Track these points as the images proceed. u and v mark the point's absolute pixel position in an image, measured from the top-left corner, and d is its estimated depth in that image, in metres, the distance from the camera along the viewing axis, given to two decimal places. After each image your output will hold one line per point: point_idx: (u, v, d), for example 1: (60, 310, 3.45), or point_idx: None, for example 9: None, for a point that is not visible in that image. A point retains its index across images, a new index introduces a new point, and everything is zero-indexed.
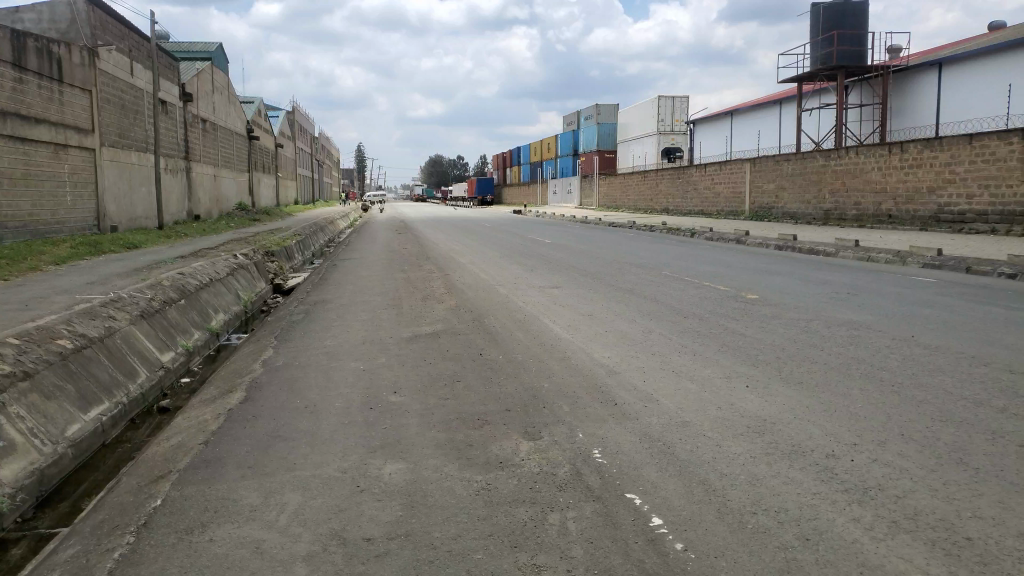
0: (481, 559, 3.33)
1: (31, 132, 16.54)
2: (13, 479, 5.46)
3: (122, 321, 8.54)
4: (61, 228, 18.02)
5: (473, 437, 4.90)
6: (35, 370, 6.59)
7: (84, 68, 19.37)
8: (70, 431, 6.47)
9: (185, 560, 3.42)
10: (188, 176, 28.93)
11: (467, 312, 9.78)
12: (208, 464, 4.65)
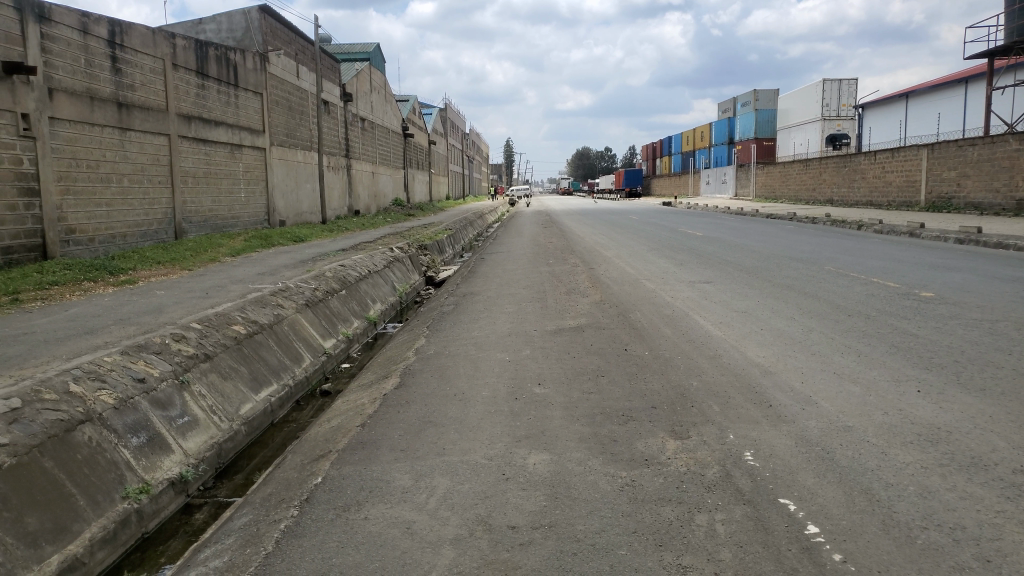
0: (626, 555, 3.29)
1: (211, 133, 18.11)
2: (196, 451, 6.12)
3: (290, 309, 9.19)
4: (236, 223, 19.64)
5: (619, 432, 4.84)
6: (214, 353, 7.24)
7: (256, 73, 20.95)
8: (244, 409, 7.05)
9: (342, 536, 3.61)
10: (349, 173, 30.62)
11: (613, 306, 9.69)
12: (364, 445, 4.89)
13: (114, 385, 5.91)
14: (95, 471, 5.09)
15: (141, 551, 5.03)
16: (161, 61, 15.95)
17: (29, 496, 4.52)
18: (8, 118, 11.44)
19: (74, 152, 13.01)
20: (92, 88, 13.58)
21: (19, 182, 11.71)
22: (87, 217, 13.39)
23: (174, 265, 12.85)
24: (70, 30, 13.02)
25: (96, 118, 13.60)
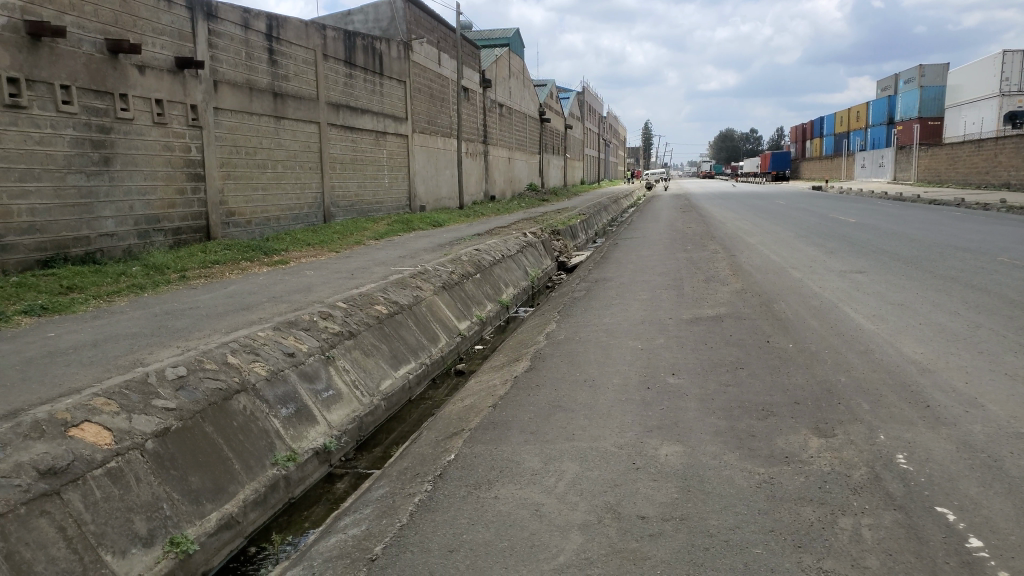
0: (761, 554, 3.13)
1: (358, 121, 18.95)
2: (339, 423, 6.45)
3: (428, 291, 9.48)
4: (380, 207, 20.47)
5: (757, 428, 4.63)
6: (357, 330, 7.60)
7: (401, 62, 21.68)
8: (383, 385, 7.35)
9: (473, 513, 3.67)
10: (486, 158, 31.17)
11: (755, 296, 9.28)
12: (496, 425, 4.95)
13: (267, 358, 6.34)
14: (249, 437, 5.49)
15: (288, 515, 5.38)
16: (313, 52, 16.81)
17: (192, 457, 4.96)
18: (179, 109, 12.48)
19: (235, 140, 14.01)
20: (252, 79, 14.54)
21: (188, 169, 12.75)
22: (246, 201, 14.39)
23: (323, 247, 13.58)
24: (233, 26, 13.97)
25: (254, 108, 14.55)
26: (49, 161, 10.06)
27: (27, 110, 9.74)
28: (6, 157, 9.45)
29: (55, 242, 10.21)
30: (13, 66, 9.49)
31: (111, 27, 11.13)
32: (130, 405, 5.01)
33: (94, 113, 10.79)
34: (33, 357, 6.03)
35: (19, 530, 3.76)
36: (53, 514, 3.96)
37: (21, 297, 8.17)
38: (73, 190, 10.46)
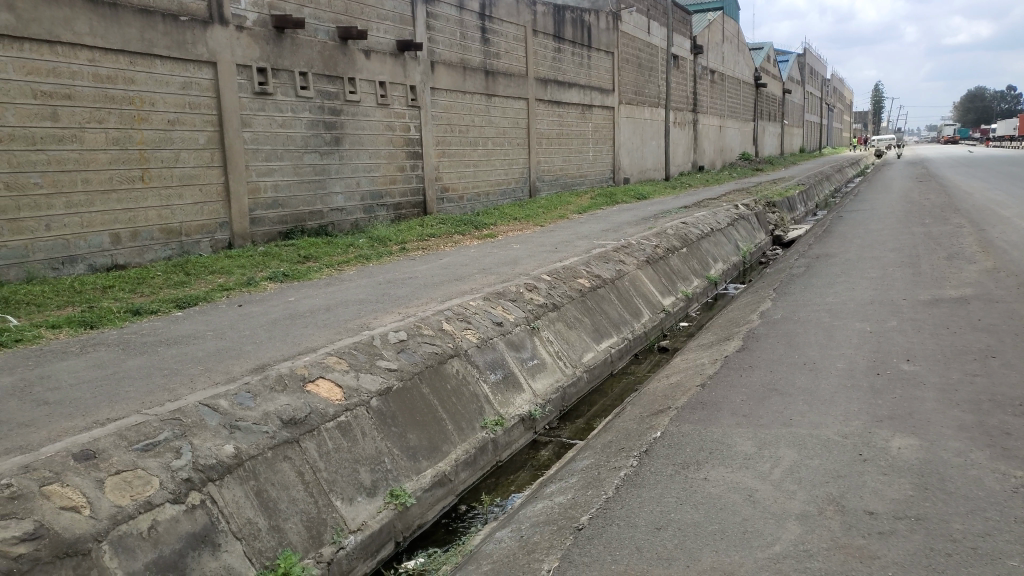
0: (1019, 568, 2.75)
1: (565, 94, 19.07)
2: (543, 392, 6.58)
3: (632, 265, 9.37)
4: (584, 180, 20.51)
5: (1013, 425, 4.06)
6: (562, 303, 7.68)
7: (609, 32, 21.47)
8: (586, 357, 7.38)
9: (681, 492, 3.57)
10: (695, 128, 30.13)
11: (1011, 277, 8.14)
12: (705, 405, 4.77)
13: (478, 326, 6.59)
14: (460, 400, 5.80)
15: (496, 477, 5.64)
16: (524, 28, 17.10)
17: (410, 416, 5.34)
18: (399, 90, 13.28)
19: (449, 119, 14.67)
20: (465, 58, 15.09)
21: (408, 147, 13.55)
22: (458, 177, 15.04)
23: (528, 221, 13.89)
24: (449, 7, 14.55)
25: (468, 86, 15.12)
26: (290, 142, 11.13)
27: (272, 96, 10.83)
28: (255, 139, 10.60)
29: (295, 216, 11.31)
30: (261, 57, 10.58)
31: (342, 16, 12.02)
32: (358, 365, 5.44)
33: (327, 97, 11.78)
34: (276, 318, 6.73)
35: (266, 471, 4.29)
36: (293, 459, 4.46)
37: (267, 265, 9.17)
38: (309, 169, 11.51)
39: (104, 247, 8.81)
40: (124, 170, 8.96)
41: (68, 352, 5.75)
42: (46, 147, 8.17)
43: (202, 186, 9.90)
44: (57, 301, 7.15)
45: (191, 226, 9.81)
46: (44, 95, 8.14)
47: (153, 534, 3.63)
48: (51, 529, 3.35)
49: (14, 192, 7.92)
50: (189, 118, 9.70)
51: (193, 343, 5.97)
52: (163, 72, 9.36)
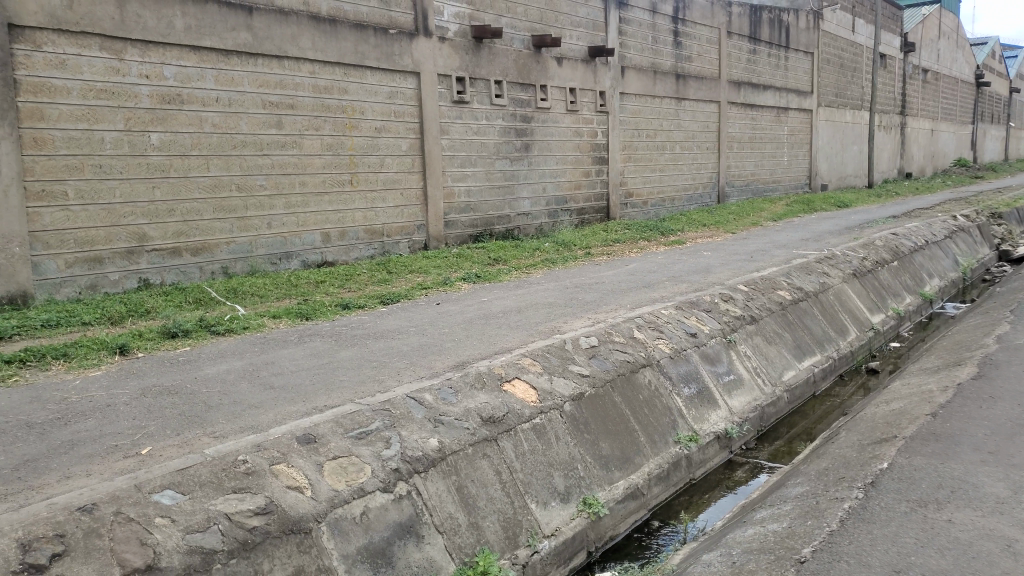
0: None
1: (759, 97, 18.27)
2: (740, 410, 6.27)
3: (837, 278, 8.73)
4: (777, 186, 19.49)
5: None
6: (760, 316, 7.29)
7: (810, 32, 20.32)
8: (787, 375, 6.95)
9: (922, 534, 3.21)
10: (903, 131, 27.77)
11: None
12: (939, 438, 4.30)
13: (671, 336, 6.38)
14: (653, 412, 5.64)
15: (689, 495, 5.44)
16: (718, 31, 16.58)
17: (603, 424, 5.26)
18: (589, 96, 13.31)
19: (637, 124, 14.50)
20: (656, 63, 14.85)
21: (595, 152, 13.54)
22: (644, 182, 14.82)
23: (719, 228, 13.37)
24: (643, 12, 14.39)
25: (657, 91, 14.88)
26: (483, 148, 11.46)
27: (469, 104, 11.20)
28: (452, 145, 11.01)
29: (484, 220, 11.63)
30: (461, 67, 10.99)
31: (538, 24, 12.22)
32: (551, 368, 5.43)
33: (520, 105, 12.02)
34: (471, 318, 6.90)
35: (467, 467, 4.37)
36: (492, 458, 4.52)
37: (460, 266, 9.46)
38: (500, 174, 11.79)
39: (316, 245, 9.49)
40: (335, 174, 9.61)
41: (289, 341, 6.22)
42: (272, 152, 8.93)
43: (402, 189, 10.42)
44: (277, 293, 7.78)
45: (392, 227, 10.35)
46: (271, 105, 8.90)
47: (365, 519, 3.80)
48: (279, 505, 3.58)
49: (243, 193, 8.73)
50: (394, 125, 10.25)
51: (396, 338, 6.25)
52: (373, 82, 9.96)
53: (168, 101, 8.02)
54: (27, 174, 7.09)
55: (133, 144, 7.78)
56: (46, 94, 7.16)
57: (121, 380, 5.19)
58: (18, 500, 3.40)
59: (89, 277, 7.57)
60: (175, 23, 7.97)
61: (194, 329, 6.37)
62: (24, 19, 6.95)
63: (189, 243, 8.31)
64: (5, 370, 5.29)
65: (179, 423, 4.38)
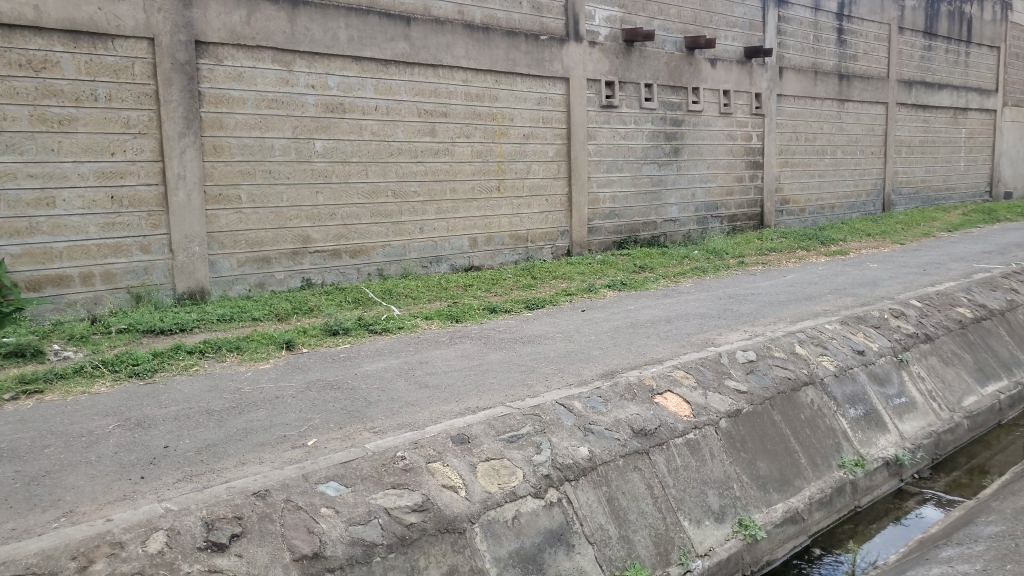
0: None
1: (933, 98, 16.94)
2: (913, 436, 5.80)
3: None
4: (951, 194, 17.96)
5: None
6: (936, 334, 6.72)
7: (995, 24, 18.61)
8: (967, 400, 6.36)
9: None
10: None
11: None
12: None
13: (836, 353, 6.00)
14: (814, 433, 5.31)
15: (854, 524, 5.04)
16: (888, 27, 15.52)
17: (761, 443, 5.00)
18: (743, 98, 12.85)
19: (795, 127, 13.83)
20: (817, 62, 14.12)
21: (748, 157, 13.03)
22: (800, 188, 14.09)
23: (884, 238, 12.47)
24: (804, 9, 13.73)
25: (818, 92, 14.12)
26: (631, 153, 11.31)
27: (618, 109, 11.10)
28: (598, 151, 10.93)
29: (629, 226, 11.46)
30: (611, 71, 10.91)
31: (691, 26, 11.93)
32: (706, 382, 5.21)
33: (670, 108, 11.78)
34: (619, 326, 6.79)
35: (617, 479, 4.26)
36: (643, 471, 4.39)
37: (605, 273, 9.36)
38: (647, 180, 11.59)
39: (464, 249, 9.70)
40: (484, 180, 9.79)
41: (439, 341, 6.36)
42: (425, 159, 9.21)
43: (548, 195, 10.46)
44: (428, 295, 8.00)
45: (537, 233, 10.40)
46: (425, 113, 9.18)
47: (517, 523, 3.78)
48: (435, 504, 3.62)
49: (399, 199, 9.06)
50: (542, 131, 10.31)
51: (544, 343, 6.24)
52: (523, 89, 10.06)
53: (332, 110, 8.44)
54: (207, 179, 7.67)
55: (300, 151, 8.25)
56: (225, 105, 7.71)
57: (288, 373, 5.49)
58: (201, 481, 3.63)
59: (258, 276, 8.09)
60: (339, 35, 8.37)
61: (353, 327, 6.65)
62: (208, 36, 7.52)
63: (348, 246, 8.71)
64: (188, 359, 5.72)
65: (341, 417, 4.56)
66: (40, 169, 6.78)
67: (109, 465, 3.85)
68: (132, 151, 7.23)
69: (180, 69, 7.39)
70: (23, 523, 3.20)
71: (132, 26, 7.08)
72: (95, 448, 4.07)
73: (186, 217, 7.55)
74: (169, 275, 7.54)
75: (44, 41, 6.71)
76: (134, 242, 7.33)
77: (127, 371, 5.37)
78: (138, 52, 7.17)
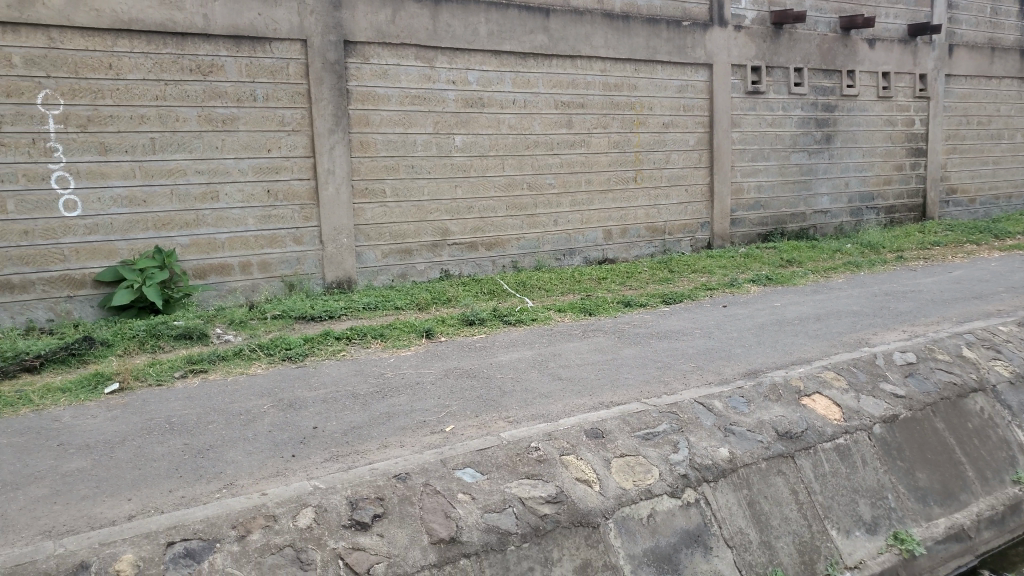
0: None
1: None
2: None
3: None
4: None
5: None
6: None
7: None
8: None
9: None
10: None
11: None
12: None
13: (1011, 357, 5.46)
14: (983, 444, 4.87)
15: None
16: None
17: (921, 452, 4.63)
18: (906, 80, 11.94)
19: (965, 110, 12.69)
20: (994, 38, 12.87)
21: (910, 144, 12.09)
22: (970, 177, 12.94)
23: None
24: None
25: (994, 71, 12.88)
26: (778, 141, 10.79)
27: (764, 95, 10.61)
28: (743, 139, 10.49)
29: (775, 218, 10.94)
30: (757, 55, 10.45)
31: (847, 4, 11.21)
32: (859, 384, 4.85)
33: (822, 93, 11.14)
34: (763, 323, 6.49)
35: (760, 482, 4.08)
36: (788, 475, 4.17)
37: (749, 267, 8.98)
38: (796, 169, 11.01)
39: (598, 242, 9.62)
40: (621, 171, 9.65)
41: (573, 334, 6.34)
42: (561, 151, 9.21)
43: (688, 186, 10.17)
44: (563, 288, 7.99)
45: (675, 225, 10.14)
46: (563, 105, 9.16)
47: (652, 522, 3.70)
48: (569, 496, 3.60)
49: (534, 191, 9.11)
50: (682, 120, 10.03)
51: (681, 339, 6.07)
52: (663, 77, 9.83)
53: (472, 104, 8.60)
54: (354, 174, 8.03)
55: (441, 146, 8.47)
56: (371, 102, 8.03)
57: (427, 361, 5.65)
58: (347, 462, 3.81)
59: (400, 267, 8.39)
60: (479, 30, 8.50)
61: (489, 317, 6.75)
62: (356, 35, 7.85)
63: (484, 238, 8.86)
64: (336, 345, 6.02)
65: (477, 406, 4.63)
66: (207, 166, 7.34)
67: (264, 442, 4.10)
68: (286, 147, 7.68)
69: (330, 69, 7.76)
70: (190, 491, 3.48)
71: (288, 29, 7.52)
72: (252, 426, 4.36)
73: (334, 210, 7.94)
74: (319, 265, 7.97)
75: (211, 47, 7.24)
76: (288, 234, 7.79)
77: (281, 355, 5.73)
78: (292, 53, 7.60)
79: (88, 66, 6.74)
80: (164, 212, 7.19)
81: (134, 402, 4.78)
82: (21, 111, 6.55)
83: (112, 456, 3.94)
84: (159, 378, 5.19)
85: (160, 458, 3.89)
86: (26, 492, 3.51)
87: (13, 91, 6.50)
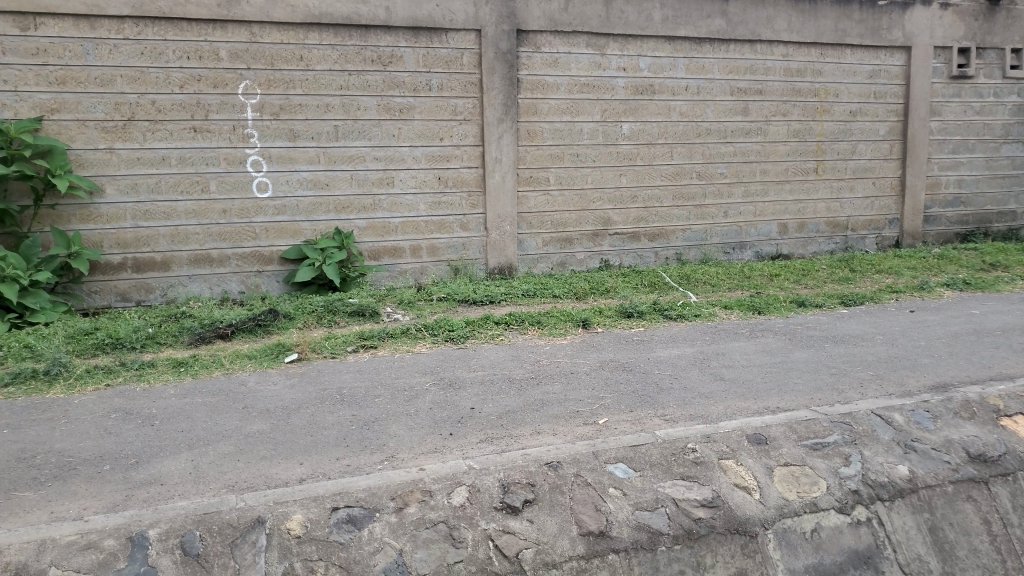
0: None
1: None
2: None
3: None
4: None
5: None
6: None
7: None
8: None
9: None
10: None
11: None
12: None
13: None
14: None
15: None
16: None
17: None
18: None
19: None
20: None
21: None
22: None
23: None
24: None
25: None
26: (985, 131, 9.70)
27: (972, 80, 9.57)
28: (943, 128, 9.53)
29: (978, 216, 9.87)
30: (966, 36, 9.44)
31: None
32: None
33: None
34: (957, 331, 5.88)
35: (945, 508, 3.70)
36: (979, 503, 3.76)
37: (944, 270, 8.16)
38: (1006, 161, 9.85)
39: (771, 236, 9.14)
40: (800, 162, 9.09)
41: (739, 333, 6.05)
42: (736, 139, 8.81)
43: (875, 179, 9.40)
44: (730, 284, 7.65)
45: (859, 220, 9.43)
46: (739, 91, 8.75)
47: (817, 537, 3.46)
48: (726, 502, 3.42)
49: (704, 181, 8.79)
50: (873, 107, 9.27)
51: (860, 344, 5.62)
52: (852, 61, 9.12)
53: (642, 91, 8.42)
54: (520, 162, 8.13)
55: (608, 134, 8.37)
56: (541, 91, 8.07)
57: (584, 351, 5.61)
58: (500, 445, 3.86)
59: (561, 256, 8.41)
60: (654, 15, 8.29)
61: (649, 311, 6.60)
62: (530, 24, 7.90)
63: (648, 229, 8.68)
64: (496, 329, 6.12)
65: (632, 400, 4.53)
66: (384, 153, 7.71)
67: (424, 419, 4.25)
68: (457, 136, 7.91)
69: (502, 58, 7.87)
70: (355, 461, 3.67)
71: (463, 20, 7.72)
72: (414, 402, 4.53)
73: (500, 197, 8.08)
74: (484, 250, 8.17)
75: (392, 38, 7.57)
76: (457, 220, 8.03)
77: (444, 336, 5.91)
78: (466, 43, 7.80)
79: (282, 59, 7.27)
80: (344, 195, 7.65)
81: (310, 372, 5.14)
82: (226, 101, 7.20)
83: (288, 421, 4.24)
84: (333, 351, 5.53)
85: (329, 427, 4.13)
86: (214, 448, 3.86)
87: (220, 82, 7.15)
